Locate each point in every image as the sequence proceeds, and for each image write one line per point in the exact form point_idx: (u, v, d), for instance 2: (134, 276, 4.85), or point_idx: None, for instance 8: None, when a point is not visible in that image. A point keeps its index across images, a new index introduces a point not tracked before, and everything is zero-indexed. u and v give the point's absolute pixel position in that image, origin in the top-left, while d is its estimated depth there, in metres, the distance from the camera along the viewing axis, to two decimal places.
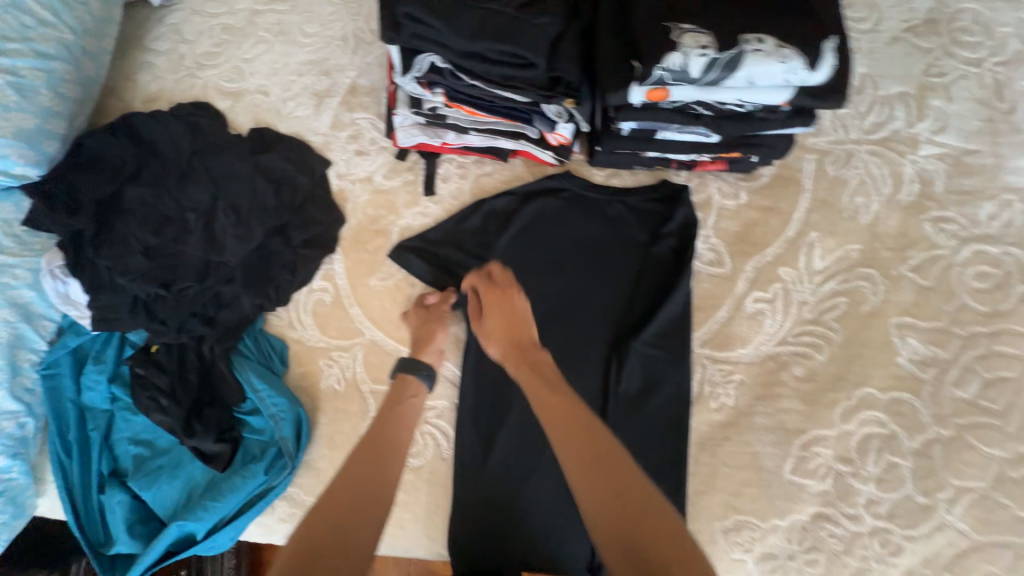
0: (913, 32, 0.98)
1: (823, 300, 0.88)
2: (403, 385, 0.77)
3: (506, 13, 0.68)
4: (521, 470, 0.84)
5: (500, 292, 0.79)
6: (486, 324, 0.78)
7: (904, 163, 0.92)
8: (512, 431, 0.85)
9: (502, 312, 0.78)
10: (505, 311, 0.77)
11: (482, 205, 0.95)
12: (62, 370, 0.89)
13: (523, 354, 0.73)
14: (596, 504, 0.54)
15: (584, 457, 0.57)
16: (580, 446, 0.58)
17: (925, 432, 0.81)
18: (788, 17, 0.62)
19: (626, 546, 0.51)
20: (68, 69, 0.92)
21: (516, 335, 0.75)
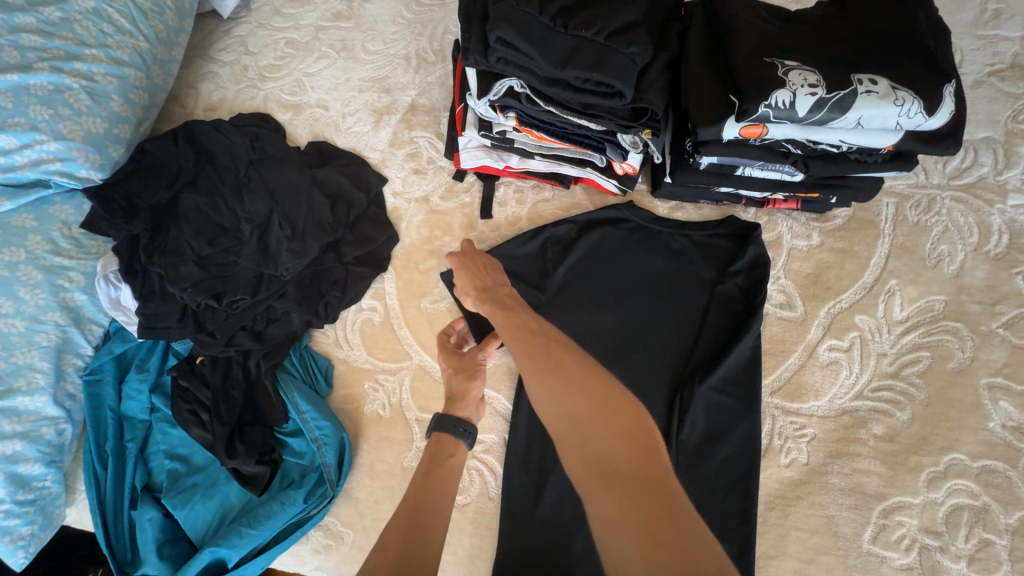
0: (999, 75, 0.93)
1: (905, 354, 0.82)
2: (437, 444, 0.70)
3: (595, 41, 0.66)
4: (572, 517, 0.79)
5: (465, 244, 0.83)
6: (459, 280, 0.80)
7: (991, 212, 0.87)
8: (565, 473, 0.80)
9: (467, 261, 0.80)
10: (471, 265, 0.79)
11: (542, 232, 0.92)
12: (105, 377, 0.88)
13: (485, 289, 0.76)
14: (543, 392, 0.59)
15: (533, 354, 0.63)
16: (530, 347, 0.64)
17: (1021, 508, 0.75)
18: (901, 58, 0.59)
19: (570, 424, 0.56)
20: (140, 76, 0.92)
21: (482, 278, 0.77)
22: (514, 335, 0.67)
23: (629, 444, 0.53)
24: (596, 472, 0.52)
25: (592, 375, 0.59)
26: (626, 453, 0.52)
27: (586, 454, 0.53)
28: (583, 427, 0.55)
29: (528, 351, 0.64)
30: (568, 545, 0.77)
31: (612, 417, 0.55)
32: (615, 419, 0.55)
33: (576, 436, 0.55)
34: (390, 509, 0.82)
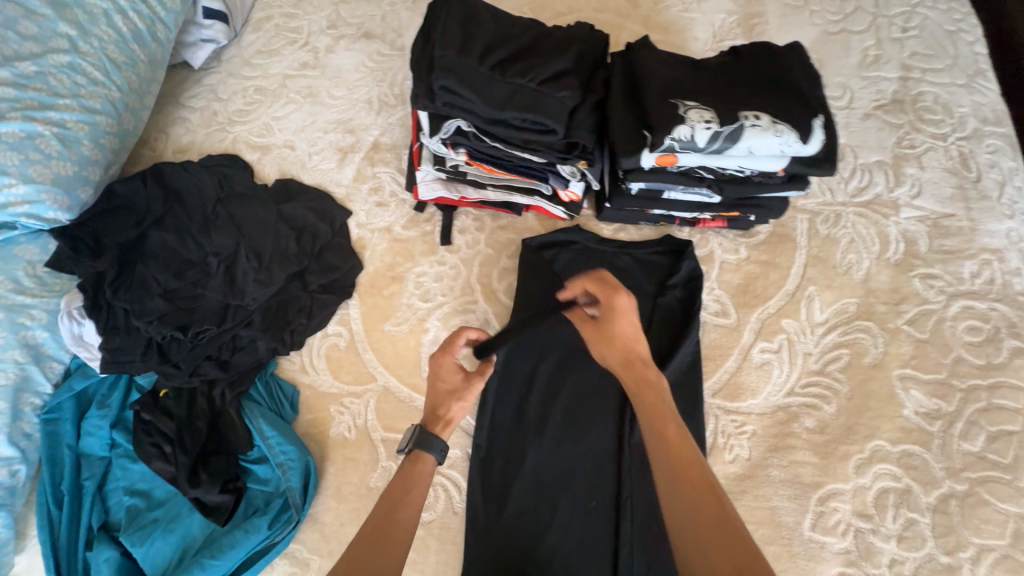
0: (883, 109, 1.08)
1: (827, 352, 0.91)
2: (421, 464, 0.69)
3: (529, 86, 0.76)
4: (533, 526, 0.82)
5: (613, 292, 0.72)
6: (603, 330, 0.72)
7: (888, 224, 0.99)
8: (526, 482, 0.84)
9: (618, 328, 0.71)
10: (620, 321, 0.70)
11: (527, 243, 0.98)
12: (64, 415, 0.87)
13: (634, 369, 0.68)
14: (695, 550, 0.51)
15: (700, 521, 0.53)
16: (697, 504, 0.54)
17: (939, 487, 0.82)
18: (780, 99, 0.70)
19: None
20: (111, 123, 0.97)
21: (631, 357, 0.69)
22: (676, 475, 0.57)
23: None
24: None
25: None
26: None
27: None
28: None
29: (693, 510, 0.54)
30: (531, 554, 0.80)
31: None
32: None
33: None
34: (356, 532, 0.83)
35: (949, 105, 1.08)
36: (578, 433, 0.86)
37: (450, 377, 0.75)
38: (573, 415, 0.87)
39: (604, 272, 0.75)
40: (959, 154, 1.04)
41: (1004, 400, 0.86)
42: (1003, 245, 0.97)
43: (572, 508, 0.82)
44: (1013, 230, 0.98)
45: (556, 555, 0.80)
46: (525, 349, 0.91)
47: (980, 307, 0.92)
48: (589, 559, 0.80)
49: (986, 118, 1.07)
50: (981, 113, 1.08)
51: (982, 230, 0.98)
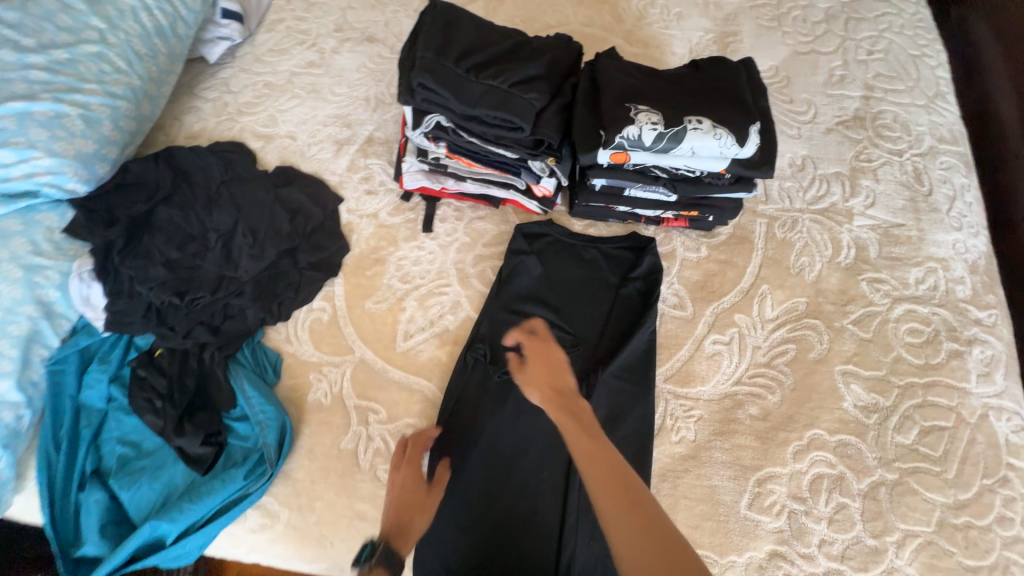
0: (844, 125, 1.15)
1: (775, 346, 0.98)
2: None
3: (501, 88, 0.84)
4: (489, 491, 0.89)
5: (540, 342, 0.89)
6: (529, 369, 0.86)
7: (841, 231, 1.06)
8: (486, 451, 0.91)
9: (543, 361, 0.87)
10: (546, 360, 0.86)
11: (519, 229, 1.07)
12: (68, 367, 0.95)
13: (557, 391, 0.82)
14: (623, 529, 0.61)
15: (623, 503, 0.63)
16: (619, 493, 0.64)
17: (871, 475, 0.87)
18: (722, 107, 0.78)
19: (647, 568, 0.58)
20: (130, 107, 1.06)
21: (555, 385, 0.83)
22: (596, 469, 0.67)
23: None
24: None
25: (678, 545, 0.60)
26: None
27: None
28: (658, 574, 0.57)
29: (614, 495, 0.64)
30: (483, 517, 0.87)
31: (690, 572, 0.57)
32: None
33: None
34: (325, 488, 0.90)
35: (908, 123, 1.14)
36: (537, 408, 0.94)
37: (412, 491, 0.84)
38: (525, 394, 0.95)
39: (533, 326, 0.93)
40: (913, 169, 1.10)
41: (937, 398, 0.92)
42: (949, 256, 1.03)
43: (525, 477, 0.90)
44: (959, 242, 1.04)
45: (508, 518, 0.87)
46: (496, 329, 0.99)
47: (922, 311, 0.98)
48: (537, 523, 0.87)
49: (943, 137, 1.13)
50: (938, 132, 1.14)
51: (929, 240, 1.04)
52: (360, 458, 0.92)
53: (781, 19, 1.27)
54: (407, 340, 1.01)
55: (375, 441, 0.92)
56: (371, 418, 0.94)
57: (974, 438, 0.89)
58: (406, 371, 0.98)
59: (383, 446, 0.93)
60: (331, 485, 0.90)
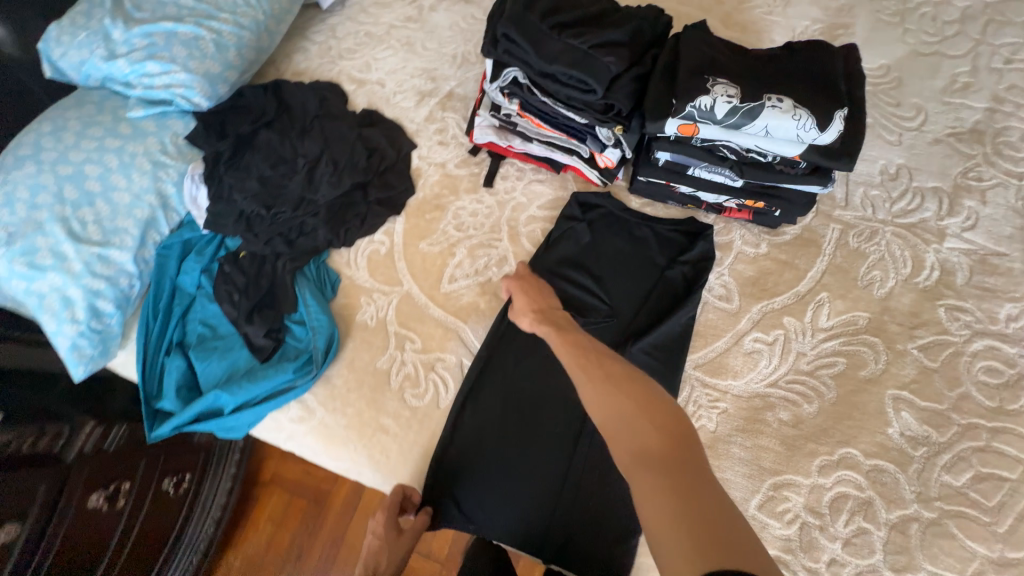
0: (957, 137, 1.03)
1: (822, 357, 0.92)
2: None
3: (580, 49, 0.86)
4: (508, 439, 0.93)
5: (528, 276, 0.95)
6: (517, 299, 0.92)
7: (926, 250, 0.96)
8: (507, 400, 0.96)
9: (530, 289, 0.93)
10: (529, 289, 0.92)
11: (575, 197, 1.08)
12: (171, 255, 1.11)
13: (541, 310, 0.88)
14: (595, 389, 0.69)
15: (595, 369, 0.71)
16: (591, 364, 0.73)
17: (903, 507, 0.81)
18: (808, 88, 0.74)
19: (615, 412, 0.65)
20: (252, 38, 1.20)
21: (540, 305, 0.90)
22: (574, 353, 0.77)
23: (663, 430, 0.61)
24: (636, 467, 0.58)
25: (640, 387, 0.67)
26: (659, 437, 0.60)
27: (627, 451, 0.61)
28: (624, 414, 0.64)
29: (588, 367, 0.72)
30: (497, 461, 0.92)
31: (652, 410, 0.63)
32: (656, 417, 0.63)
33: (620, 423, 0.64)
34: (356, 398, 0.99)
35: None
36: (559, 370, 0.97)
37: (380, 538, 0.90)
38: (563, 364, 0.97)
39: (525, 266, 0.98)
40: None
41: (1004, 446, 0.82)
42: None
43: (539, 432, 0.93)
44: None
45: (517, 467, 0.92)
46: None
47: (1007, 351, 0.88)
48: (543, 476, 0.91)
49: None
50: None
51: None
52: (391, 378, 1.00)
53: (905, 15, 1.15)
54: (451, 282, 1.07)
55: (407, 366, 1.00)
56: (407, 345, 1.02)
57: None
58: (446, 311, 1.05)
59: (413, 372, 1.00)
60: (363, 395, 0.99)
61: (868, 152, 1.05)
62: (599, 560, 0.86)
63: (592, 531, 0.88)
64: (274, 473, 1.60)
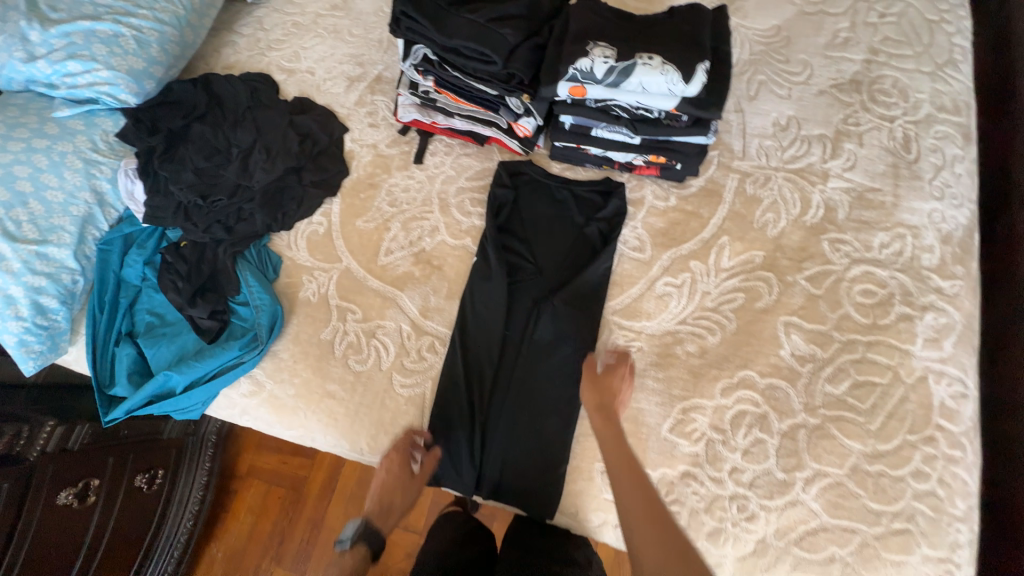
0: (838, 88, 1.14)
1: (724, 294, 1.02)
2: (362, 555, 0.94)
3: (477, 23, 0.95)
4: (503, 411, 0.99)
5: (614, 367, 0.95)
6: (600, 387, 0.93)
7: (813, 191, 1.06)
8: (455, 356, 1.02)
9: (606, 384, 0.93)
10: (616, 385, 0.93)
11: (497, 165, 1.15)
12: (113, 249, 1.14)
13: (614, 418, 0.90)
14: (656, 555, 0.76)
15: (659, 530, 0.78)
16: (655, 520, 0.79)
17: (793, 417, 0.92)
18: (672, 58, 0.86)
19: None
20: (175, 33, 1.22)
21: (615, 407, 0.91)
22: (637, 495, 0.82)
23: None
24: None
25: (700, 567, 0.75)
26: None
27: None
28: None
29: (650, 520, 0.79)
30: (497, 433, 0.98)
31: None
32: None
33: None
34: (303, 368, 1.05)
35: (907, 90, 1.12)
36: (550, 346, 1.02)
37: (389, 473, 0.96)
38: (555, 338, 1.02)
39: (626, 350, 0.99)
40: (903, 136, 1.08)
41: (877, 356, 0.94)
42: (921, 224, 1.02)
43: (504, 395, 1.00)
44: (936, 211, 1.02)
45: (465, 417, 0.99)
46: (484, 251, 1.08)
47: (880, 274, 0.99)
48: (485, 426, 0.99)
49: (943, 106, 1.10)
50: (939, 101, 1.11)
51: (904, 207, 1.03)
52: (335, 347, 1.06)
53: None
54: (388, 255, 1.13)
55: (350, 336, 1.07)
56: (349, 316, 1.08)
57: (907, 396, 0.91)
58: (383, 281, 1.11)
59: (356, 339, 1.06)
60: (309, 365, 1.05)
61: (762, 106, 1.14)
62: (529, 491, 0.95)
63: (523, 470, 0.96)
64: (251, 465, 1.64)
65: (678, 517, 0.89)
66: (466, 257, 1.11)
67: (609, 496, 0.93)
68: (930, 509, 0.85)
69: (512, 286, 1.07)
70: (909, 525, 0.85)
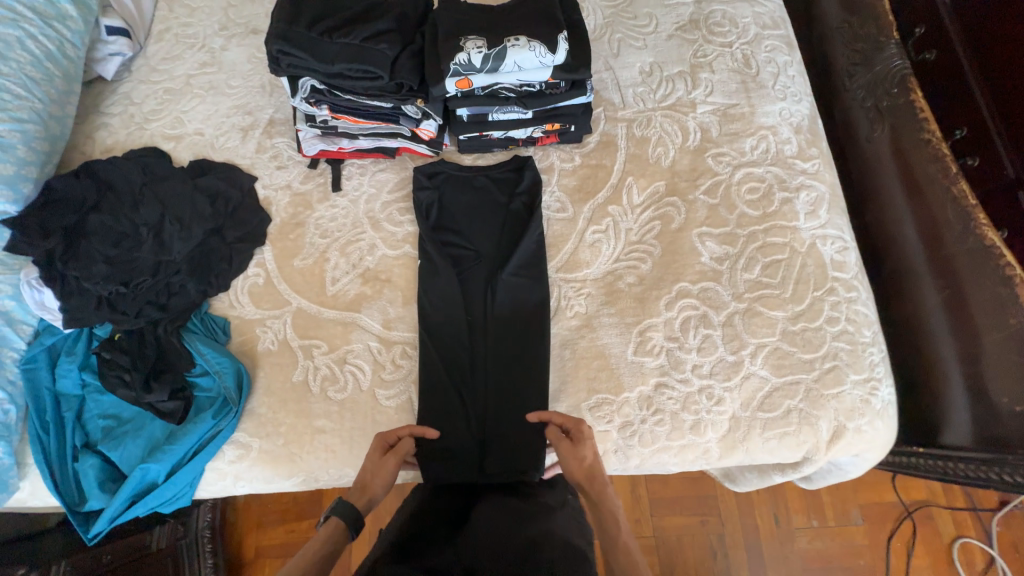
0: (681, 30, 1.31)
1: (644, 225, 1.15)
2: (338, 528, 0.85)
3: (353, 44, 1.00)
4: (486, 384, 1.08)
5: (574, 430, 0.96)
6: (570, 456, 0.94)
7: (687, 119, 1.23)
8: (428, 352, 1.08)
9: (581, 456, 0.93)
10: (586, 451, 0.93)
11: (414, 170, 1.21)
12: (39, 365, 1.07)
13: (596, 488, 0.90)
14: None
15: None
16: None
17: (726, 308, 1.07)
18: (536, 38, 0.98)
19: None
20: (38, 129, 1.15)
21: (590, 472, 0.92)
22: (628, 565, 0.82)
23: None
24: None
25: None
26: None
27: None
28: None
29: None
30: (486, 405, 1.07)
31: None
32: None
33: None
34: (285, 415, 1.06)
35: (735, 18, 1.31)
36: (510, 316, 1.10)
37: (369, 460, 0.94)
38: (512, 308, 1.11)
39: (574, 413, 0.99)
40: (742, 56, 1.27)
41: (775, 238, 1.11)
42: (777, 122, 1.21)
43: (483, 371, 1.08)
44: (785, 109, 1.22)
45: (457, 407, 1.06)
46: (426, 252, 1.14)
47: (758, 171, 1.17)
48: (475, 402, 1.07)
49: (766, 24, 1.31)
50: (761, 21, 1.31)
51: (760, 113, 1.22)
52: (310, 386, 1.07)
53: None
54: (335, 284, 1.15)
55: (321, 370, 1.08)
56: (315, 352, 1.09)
57: (806, 262, 1.09)
58: (338, 309, 1.13)
59: (329, 371, 1.08)
60: (290, 411, 1.06)
61: (626, 60, 1.29)
62: (529, 447, 1.04)
63: (519, 437, 1.05)
64: (258, 546, 1.58)
65: (663, 424, 1.01)
66: (410, 263, 1.16)
67: (603, 427, 1.02)
68: (848, 343, 1.04)
69: (460, 274, 1.14)
70: (836, 361, 1.03)
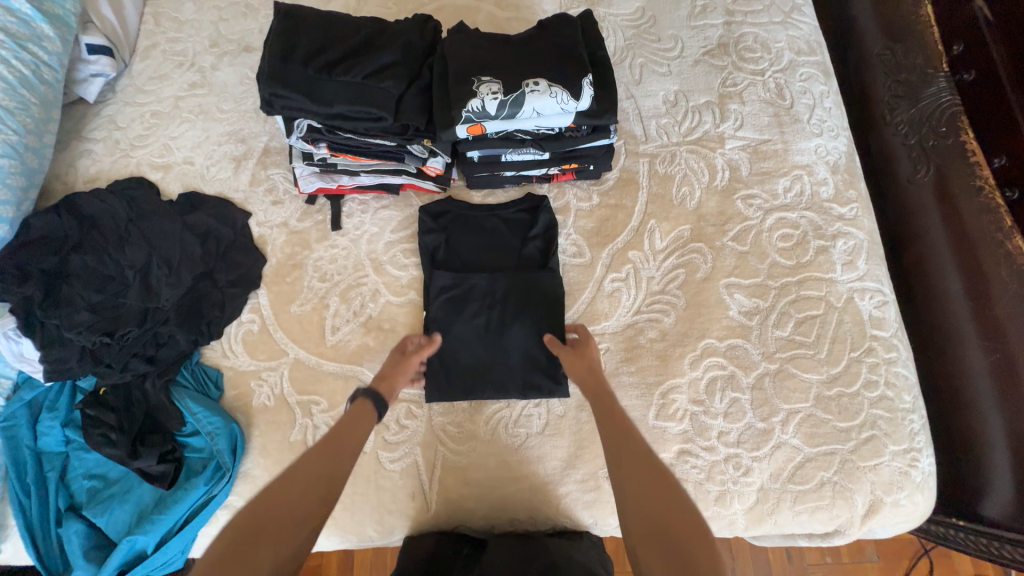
0: (709, 54, 1.21)
1: (667, 274, 1.07)
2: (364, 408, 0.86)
3: (355, 82, 0.92)
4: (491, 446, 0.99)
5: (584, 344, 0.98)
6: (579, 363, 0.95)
7: (715, 156, 1.14)
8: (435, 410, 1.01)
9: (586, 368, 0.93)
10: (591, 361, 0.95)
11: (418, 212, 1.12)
12: (19, 422, 1.01)
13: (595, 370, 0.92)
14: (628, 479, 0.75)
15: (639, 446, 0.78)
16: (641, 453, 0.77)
17: (756, 368, 0.99)
18: (557, 82, 0.89)
19: (652, 493, 0.73)
20: (14, 163, 1.06)
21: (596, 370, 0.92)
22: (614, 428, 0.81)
23: (682, 519, 0.70)
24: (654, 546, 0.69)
25: (664, 480, 0.74)
26: (674, 518, 0.70)
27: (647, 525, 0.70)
28: (646, 505, 0.72)
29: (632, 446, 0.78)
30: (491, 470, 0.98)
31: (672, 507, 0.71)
32: (681, 523, 0.70)
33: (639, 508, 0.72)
34: None
35: (768, 42, 1.21)
36: (518, 368, 1.02)
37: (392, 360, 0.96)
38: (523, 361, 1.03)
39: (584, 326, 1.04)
40: (776, 85, 1.18)
41: (809, 291, 1.03)
42: (812, 161, 1.12)
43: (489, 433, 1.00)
44: (821, 146, 1.13)
45: (465, 472, 0.98)
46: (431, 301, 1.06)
47: (791, 217, 1.08)
48: (480, 465, 0.99)
49: (801, 49, 1.21)
50: (796, 46, 1.21)
51: (794, 150, 1.13)
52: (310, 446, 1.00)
53: None
54: (335, 333, 1.08)
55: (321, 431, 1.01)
56: (314, 409, 1.02)
57: (843, 318, 1.01)
58: (339, 362, 1.06)
59: None
60: None
61: (649, 88, 1.19)
62: (545, 505, 0.98)
63: (532, 502, 0.98)
64: None
65: None
66: (415, 311, 1.09)
67: None
68: (886, 411, 0.97)
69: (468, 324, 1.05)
70: (873, 431, 0.96)
